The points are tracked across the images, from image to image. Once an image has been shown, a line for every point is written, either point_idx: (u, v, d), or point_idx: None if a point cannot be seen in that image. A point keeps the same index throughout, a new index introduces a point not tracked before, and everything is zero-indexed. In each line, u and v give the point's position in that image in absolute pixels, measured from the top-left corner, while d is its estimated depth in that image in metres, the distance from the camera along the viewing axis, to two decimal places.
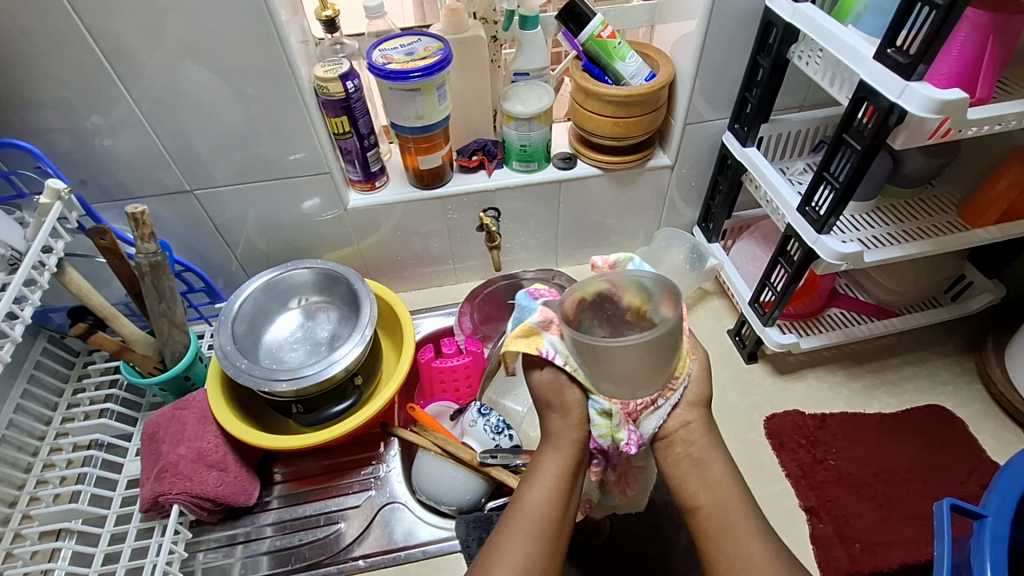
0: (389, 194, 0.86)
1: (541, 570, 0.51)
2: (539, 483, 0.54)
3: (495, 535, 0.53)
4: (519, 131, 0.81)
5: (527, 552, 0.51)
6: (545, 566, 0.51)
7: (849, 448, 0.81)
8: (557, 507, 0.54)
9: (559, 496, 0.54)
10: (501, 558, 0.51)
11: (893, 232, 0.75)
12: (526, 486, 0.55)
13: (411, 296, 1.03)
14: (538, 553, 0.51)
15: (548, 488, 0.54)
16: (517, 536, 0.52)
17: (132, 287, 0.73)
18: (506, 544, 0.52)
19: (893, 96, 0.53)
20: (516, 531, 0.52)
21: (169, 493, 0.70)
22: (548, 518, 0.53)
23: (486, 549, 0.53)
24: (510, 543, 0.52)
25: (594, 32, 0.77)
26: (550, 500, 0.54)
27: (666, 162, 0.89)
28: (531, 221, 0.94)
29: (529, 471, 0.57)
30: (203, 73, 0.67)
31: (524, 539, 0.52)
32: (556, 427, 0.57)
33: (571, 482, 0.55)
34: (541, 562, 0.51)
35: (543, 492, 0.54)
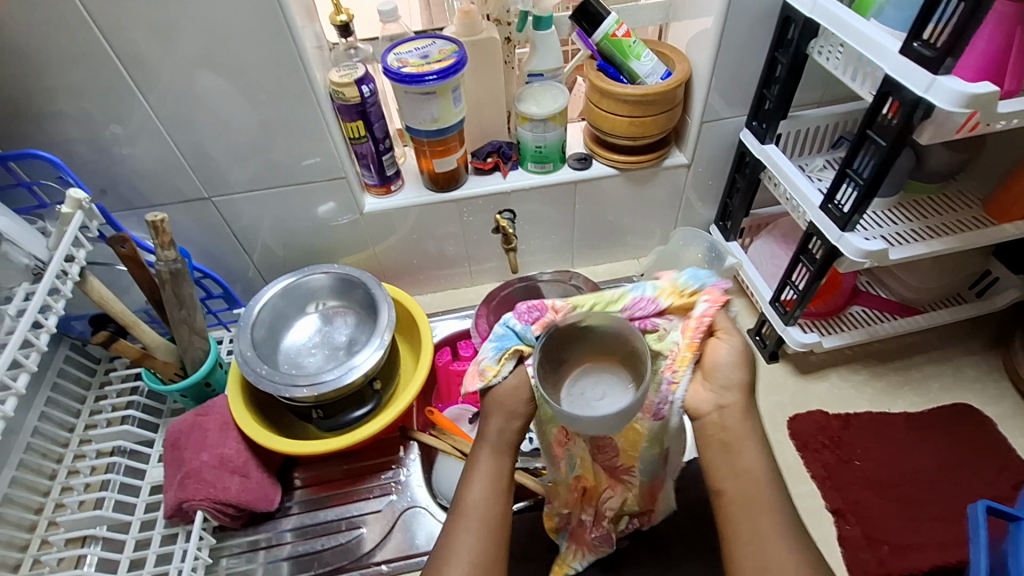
0: (404, 198, 0.86)
1: (490, 565, 0.53)
2: (478, 480, 0.56)
3: (441, 537, 0.55)
4: (533, 132, 0.81)
5: (474, 551, 0.53)
6: (494, 561, 0.53)
7: (874, 448, 0.79)
8: (499, 501, 0.55)
9: (500, 492, 0.56)
10: (450, 560, 0.53)
11: (916, 228, 0.74)
12: (466, 486, 0.56)
13: (427, 299, 1.03)
14: (484, 546, 0.53)
15: (487, 483, 0.56)
16: (461, 536, 0.54)
17: (151, 295, 0.73)
18: (455, 545, 0.53)
19: (920, 91, 0.51)
20: (462, 532, 0.54)
21: (193, 500, 0.70)
22: (492, 515, 0.55)
23: (437, 552, 0.54)
24: (455, 545, 0.53)
25: (608, 32, 0.76)
26: (490, 496, 0.55)
27: (682, 161, 0.88)
28: (546, 223, 0.94)
29: (466, 471, 0.58)
30: (219, 80, 0.67)
31: (469, 539, 0.53)
32: (492, 427, 0.57)
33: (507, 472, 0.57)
34: (489, 554, 0.53)
35: (483, 491, 0.55)
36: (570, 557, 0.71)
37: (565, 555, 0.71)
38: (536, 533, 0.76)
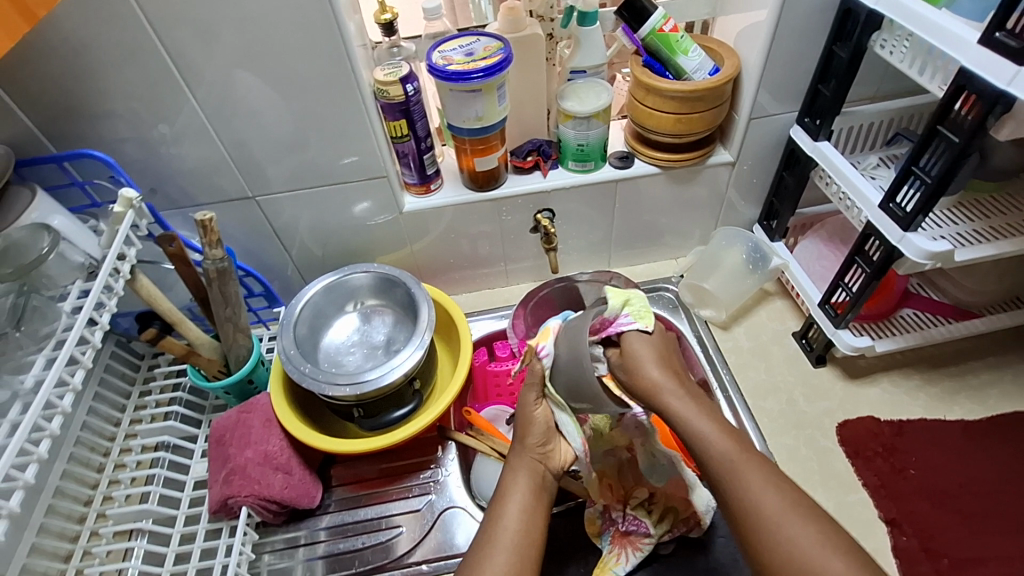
0: (444, 196, 0.85)
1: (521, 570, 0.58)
2: (515, 492, 0.64)
3: (474, 552, 0.60)
4: (576, 130, 0.80)
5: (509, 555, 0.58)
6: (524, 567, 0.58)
7: (930, 456, 0.76)
8: (529, 514, 0.62)
9: (531, 506, 0.63)
10: (487, 560, 0.58)
11: (979, 229, 0.71)
12: (502, 498, 0.64)
13: (462, 298, 1.02)
14: (515, 561, 0.58)
15: (520, 505, 0.63)
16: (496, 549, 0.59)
17: (196, 293, 0.74)
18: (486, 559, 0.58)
19: (1002, 84, 0.48)
20: (498, 537, 0.60)
21: (238, 496, 0.70)
22: (525, 525, 0.61)
23: (472, 554, 0.60)
24: (488, 557, 0.58)
25: (655, 26, 0.75)
26: (521, 515, 0.62)
27: (727, 159, 0.86)
28: (585, 222, 0.92)
29: (501, 489, 0.66)
30: (270, 79, 0.67)
31: (501, 555, 0.58)
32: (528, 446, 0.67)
33: (536, 498, 0.64)
34: (518, 571, 0.58)
35: (518, 501, 0.63)
36: (613, 560, 0.69)
37: (608, 558, 0.70)
38: (576, 536, 0.75)
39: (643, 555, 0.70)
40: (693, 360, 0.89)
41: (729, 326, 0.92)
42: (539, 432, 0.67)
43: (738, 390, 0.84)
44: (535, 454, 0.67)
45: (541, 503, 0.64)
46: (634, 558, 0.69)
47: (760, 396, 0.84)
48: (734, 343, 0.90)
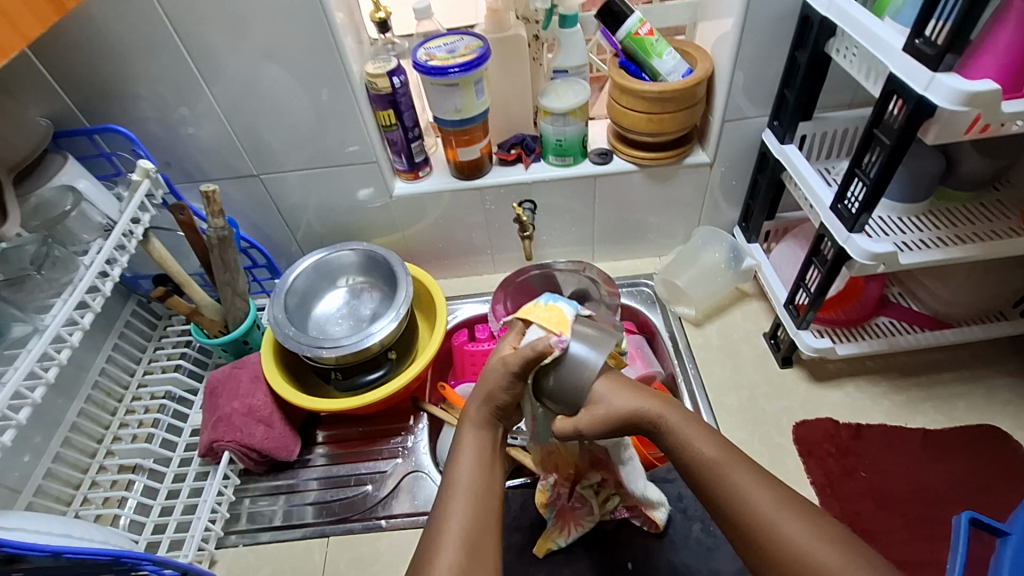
0: (431, 183, 0.92)
1: (480, 531, 0.55)
2: (468, 453, 0.59)
3: (436, 510, 0.57)
4: (554, 125, 0.85)
5: (468, 517, 0.55)
6: (482, 527, 0.55)
7: (883, 461, 0.77)
8: (486, 471, 0.58)
9: (486, 465, 0.59)
10: (444, 527, 0.55)
11: (942, 236, 0.70)
12: (455, 461, 0.59)
13: (451, 283, 1.08)
14: (478, 515, 0.56)
15: (478, 459, 0.59)
16: (456, 508, 0.55)
17: (203, 258, 0.83)
18: (449, 515, 0.55)
19: (920, 89, 0.52)
20: (454, 499, 0.56)
21: (222, 440, 0.79)
22: (481, 484, 0.58)
23: (431, 523, 0.56)
24: (450, 513, 0.55)
25: (631, 30, 0.79)
26: (479, 471, 0.58)
27: (704, 160, 0.88)
28: (567, 216, 0.97)
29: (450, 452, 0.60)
30: (273, 70, 0.75)
31: (466, 511, 0.55)
32: (474, 407, 0.61)
33: (493, 451, 0.60)
34: (482, 524, 0.55)
35: (473, 462, 0.58)
36: (556, 534, 0.74)
37: (552, 530, 0.74)
38: (528, 507, 0.80)
39: (583, 531, 0.73)
40: (663, 353, 0.92)
41: (702, 323, 0.95)
42: (499, 392, 0.60)
43: (701, 383, 0.87)
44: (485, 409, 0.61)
45: (498, 454, 0.61)
46: (573, 533, 0.73)
47: (721, 391, 0.86)
48: (704, 340, 0.92)
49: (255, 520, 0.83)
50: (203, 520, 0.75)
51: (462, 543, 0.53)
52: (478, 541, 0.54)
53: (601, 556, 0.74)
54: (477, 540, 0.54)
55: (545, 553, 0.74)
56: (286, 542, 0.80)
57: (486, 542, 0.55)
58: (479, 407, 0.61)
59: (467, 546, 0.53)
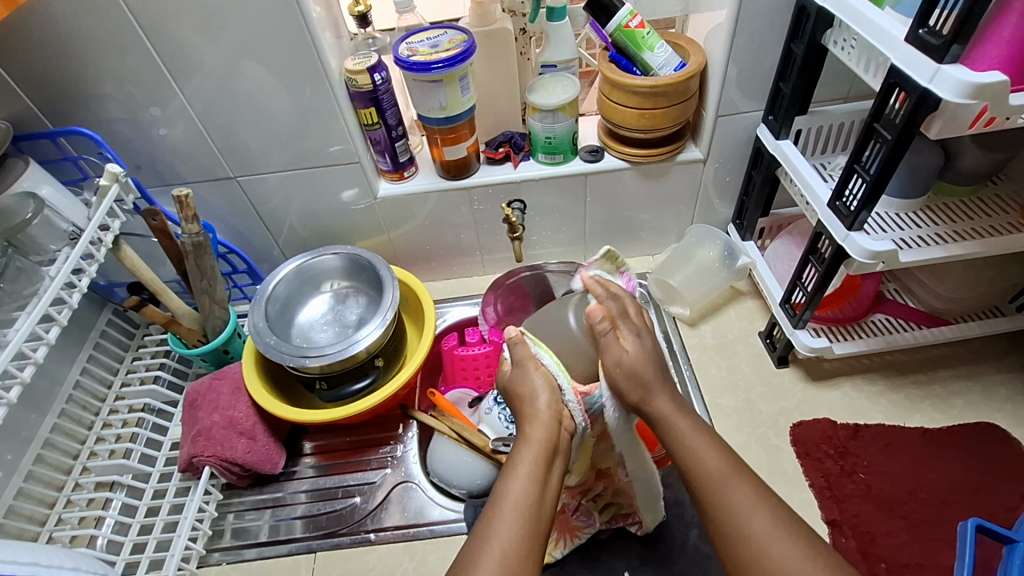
0: (417, 183, 0.89)
1: (525, 556, 0.51)
2: (522, 466, 0.55)
3: (479, 524, 0.53)
4: (543, 123, 0.82)
5: (513, 540, 0.51)
6: (528, 553, 0.51)
7: (881, 462, 0.76)
8: (538, 489, 0.54)
9: (538, 482, 0.55)
10: (486, 546, 0.51)
11: (941, 232, 0.69)
12: (507, 474, 0.56)
13: (439, 286, 1.05)
14: (524, 535, 0.52)
15: (531, 473, 0.55)
16: (504, 523, 0.52)
17: (178, 265, 0.79)
18: (493, 530, 0.52)
19: (924, 82, 0.50)
20: (500, 519, 0.52)
21: (202, 455, 0.76)
22: (529, 503, 0.54)
23: (471, 540, 0.52)
24: (494, 528, 0.52)
25: (621, 22, 0.76)
26: (530, 486, 0.54)
27: (697, 156, 0.86)
28: (557, 215, 0.94)
29: (505, 464, 0.57)
30: (249, 67, 0.71)
31: (511, 530, 0.52)
32: (537, 404, 0.59)
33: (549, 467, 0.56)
34: (526, 545, 0.51)
35: (525, 477, 0.55)
36: (551, 545, 0.73)
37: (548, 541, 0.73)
38: None
39: (579, 541, 0.72)
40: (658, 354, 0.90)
41: (696, 323, 0.93)
42: (545, 395, 0.60)
43: (696, 384, 0.85)
44: (553, 419, 0.58)
45: (554, 470, 0.57)
46: (570, 543, 0.72)
47: (718, 393, 0.84)
48: (699, 340, 0.90)
49: (239, 536, 0.80)
50: (183, 539, 0.72)
51: (504, 563, 0.50)
52: (521, 562, 0.50)
53: (598, 567, 0.72)
54: (521, 561, 0.50)
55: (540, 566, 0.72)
56: (272, 558, 0.78)
57: (529, 567, 0.50)
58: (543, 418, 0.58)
59: (509, 566, 0.50)
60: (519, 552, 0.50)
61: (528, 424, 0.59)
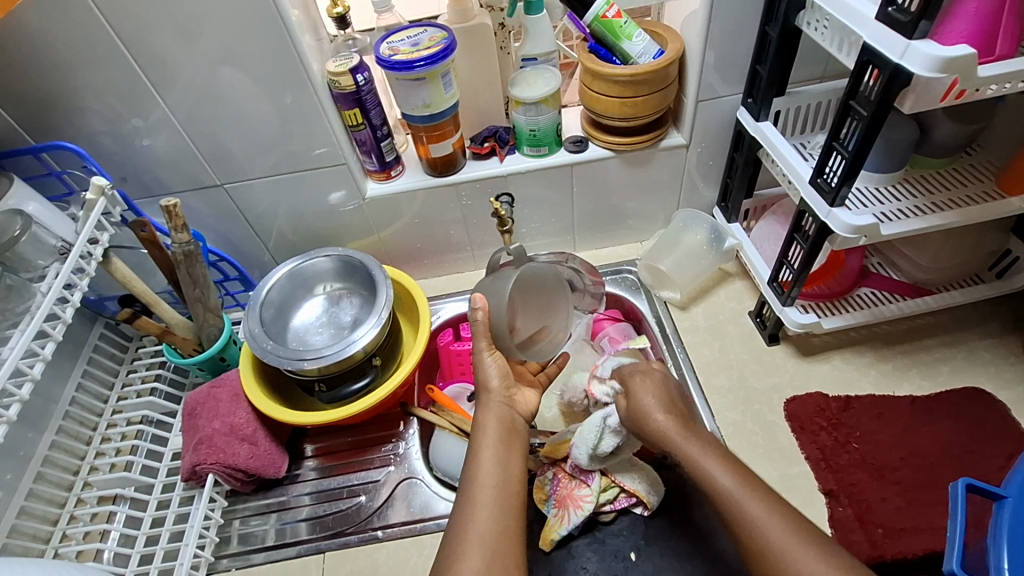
0: (404, 182, 0.89)
1: (501, 534, 0.55)
2: (484, 453, 0.61)
3: (458, 509, 0.58)
4: (527, 115, 0.83)
5: (490, 522, 0.56)
6: (503, 532, 0.55)
7: (872, 431, 0.78)
8: (504, 471, 0.60)
9: (503, 463, 0.60)
10: (465, 530, 0.55)
11: (920, 204, 0.70)
12: (473, 458, 0.61)
13: (432, 283, 1.05)
14: (498, 515, 0.56)
15: (495, 457, 0.60)
16: (477, 506, 0.57)
17: (169, 275, 0.79)
18: (471, 518, 0.56)
19: (896, 58, 0.51)
20: (473, 501, 0.57)
21: (205, 463, 0.76)
22: (497, 484, 0.58)
23: (451, 527, 0.56)
24: (472, 516, 0.56)
25: (599, 12, 0.78)
26: (496, 470, 0.59)
27: (680, 142, 0.87)
28: (546, 206, 0.95)
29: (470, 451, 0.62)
30: (231, 75, 0.72)
31: (486, 510, 0.56)
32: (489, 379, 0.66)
33: (510, 449, 0.62)
34: (502, 526, 0.56)
35: (488, 460, 0.60)
36: (556, 523, 0.71)
37: (552, 520, 0.72)
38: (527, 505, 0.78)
39: (585, 514, 0.70)
40: (651, 339, 0.92)
41: (687, 307, 0.94)
42: (497, 376, 0.66)
43: (689, 365, 0.87)
44: (503, 401, 0.65)
45: (516, 451, 0.62)
46: (574, 518, 0.70)
47: (711, 372, 0.86)
48: (691, 322, 0.92)
49: (246, 542, 0.80)
50: (192, 547, 0.72)
51: (484, 543, 0.54)
52: (500, 541, 0.55)
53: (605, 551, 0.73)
54: (499, 543, 0.55)
55: (549, 546, 0.71)
56: (281, 561, 0.78)
57: (508, 545, 0.55)
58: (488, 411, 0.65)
59: (490, 547, 0.54)
60: (496, 534, 0.55)
61: (480, 409, 0.65)
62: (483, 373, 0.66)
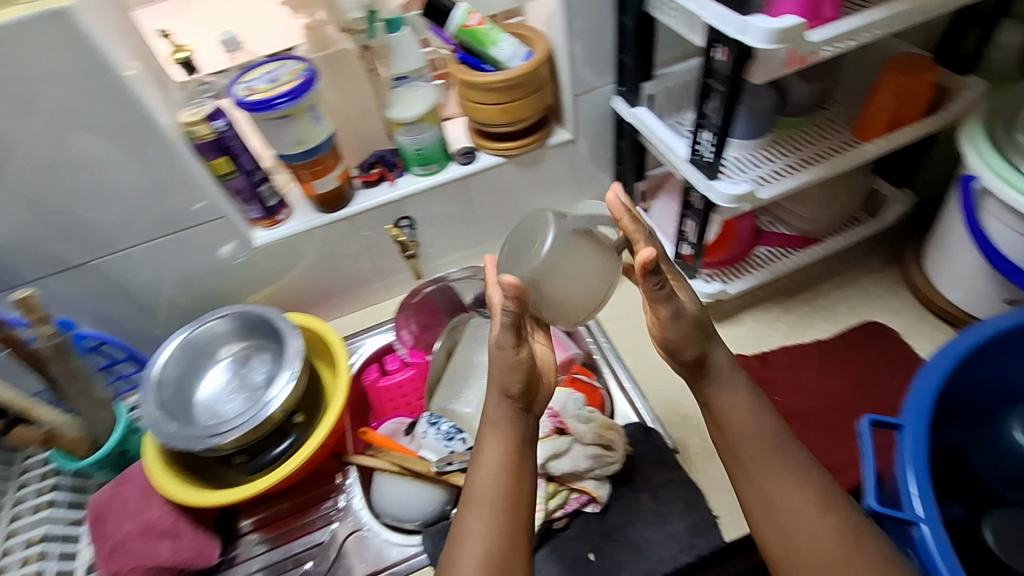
0: (295, 224, 0.84)
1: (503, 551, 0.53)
2: (486, 463, 0.57)
3: (457, 522, 0.55)
4: (410, 136, 0.81)
5: (489, 541, 0.53)
6: (506, 549, 0.53)
7: (791, 380, 0.82)
8: (508, 480, 0.56)
9: (507, 474, 0.56)
10: (463, 549, 0.53)
11: (790, 162, 0.75)
12: (476, 468, 0.57)
13: (345, 320, 0.99)
14: (501, 531, 0.54)
15: (500, 465, 0.56)
16: (480, 523, 0.54)
17: (41, 373, 0.70)
18: (468, 529, 0.54)
19: (736, 34, 0.53)
20: (474, 516, 0.54)
21: (122, 571, 0.70)
22: (500, 497, 0.55)
23: (449, 542, 0.55)
24: (469, 533, 0.54)
25: (460, 22, 0.77)
26: (498, 482, 0.56)
27: (567, 137, 0.88)
28: (449, 222, 0.93)
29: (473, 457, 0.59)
30: (75, 141, 0.65)
31: (484, 526, 0.54)
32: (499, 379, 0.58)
33: (518, 455, 0.57)
34: (506, 541, 0.53)
35: (490, 474, 0.56)
36: None
37: None
38: None
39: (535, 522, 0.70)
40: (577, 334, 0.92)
41: None
42: (518, 382, 0.57)
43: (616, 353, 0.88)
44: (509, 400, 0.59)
45: (526, 455, 0.58)
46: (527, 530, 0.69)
47: (639, 356, 0.88)
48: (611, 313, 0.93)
49: None
50: None
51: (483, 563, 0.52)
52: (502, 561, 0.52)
53: None
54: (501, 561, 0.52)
55: None
56: None
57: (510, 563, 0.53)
58: (495, 398, 0.59)
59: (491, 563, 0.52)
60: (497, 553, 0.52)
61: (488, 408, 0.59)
62: (496, 369, 0.58)
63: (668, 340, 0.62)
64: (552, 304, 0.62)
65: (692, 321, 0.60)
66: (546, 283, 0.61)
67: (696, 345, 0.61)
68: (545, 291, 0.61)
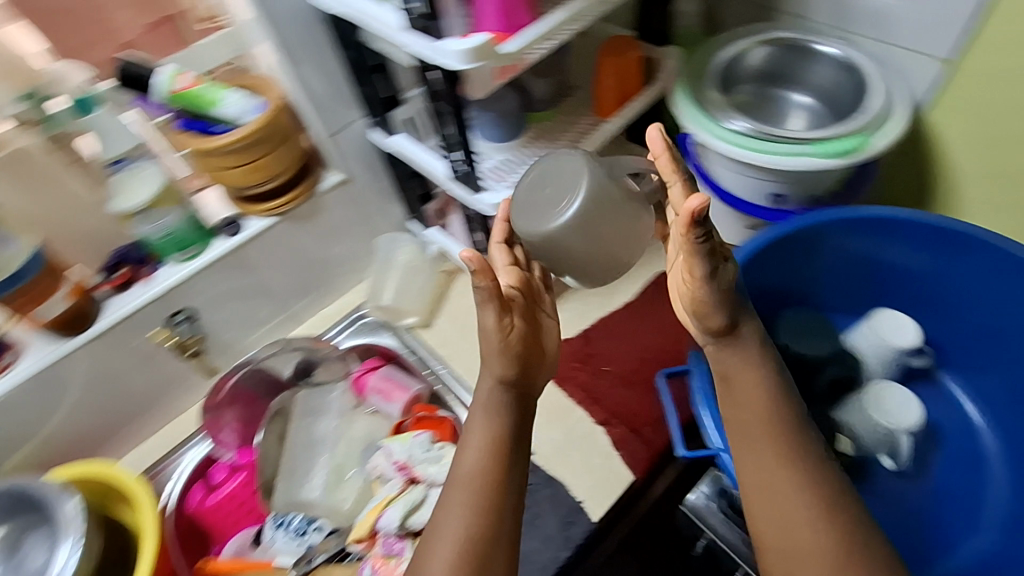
0: (28, 364, 0.69)
1: (480, 543, 0.49)
2: (471, 442, 0.53)
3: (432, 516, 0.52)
4: (148, 224, 0.71)
5: (465, 532, 0.49)
6: (484, 542, 0.49)
7: (613, 348, 0.86)
8: (492, 463, 0.52)
9: (491, 455, 0.53)
10: (434, 543, 0.49)
11: (550, 155, 0.78)
12: (460, 449, 0.54)
13: (153, 443, 0.85)
14: (479, 517, 0.50)
15: (483, 443, 0.53)
16: (452, 509, 0.50)
17: None
18: (442, 519, 0.50)
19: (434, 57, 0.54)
20: (453, 495, 0.51)
21: None
22: (479, 477, 0.51)
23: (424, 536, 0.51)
24: (447, 511, 0.50)
25: (167, 89, 0.68)
26: (481, 461, 0.52)
27: (338, 179, 0.84)
28: (238, 301, 0.83)
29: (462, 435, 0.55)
30: None
31: (457, 520, 0.49)
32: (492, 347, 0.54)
33: (507, 439, 0.54)
34: (484, 531, 0.49)
35: (474, 455, 0.52)
36: None
37: None
38: None
39: None
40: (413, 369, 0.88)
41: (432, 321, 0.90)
42: (500, 355, 0.54)
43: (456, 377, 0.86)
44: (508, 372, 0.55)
45: (522, 434, 0.55)
46: None
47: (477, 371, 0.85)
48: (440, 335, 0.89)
49: None
50: None
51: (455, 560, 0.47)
52: (480, 557, 0.48)
53: None
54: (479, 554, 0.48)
55: None
56: None
57: (491, 555, 0.48)
58: (488, 385, 0.56)
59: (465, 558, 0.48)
60: (470, 544, 0.48)
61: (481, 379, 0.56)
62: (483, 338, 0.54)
63: (698, 303, 0.53)
64: (572, 265, 0.57)
65: (728, 292, 0.52)
66: (568, 241, 0.55)
67: (729, 311, 0.52)
68: (566, 253, 0.56)
